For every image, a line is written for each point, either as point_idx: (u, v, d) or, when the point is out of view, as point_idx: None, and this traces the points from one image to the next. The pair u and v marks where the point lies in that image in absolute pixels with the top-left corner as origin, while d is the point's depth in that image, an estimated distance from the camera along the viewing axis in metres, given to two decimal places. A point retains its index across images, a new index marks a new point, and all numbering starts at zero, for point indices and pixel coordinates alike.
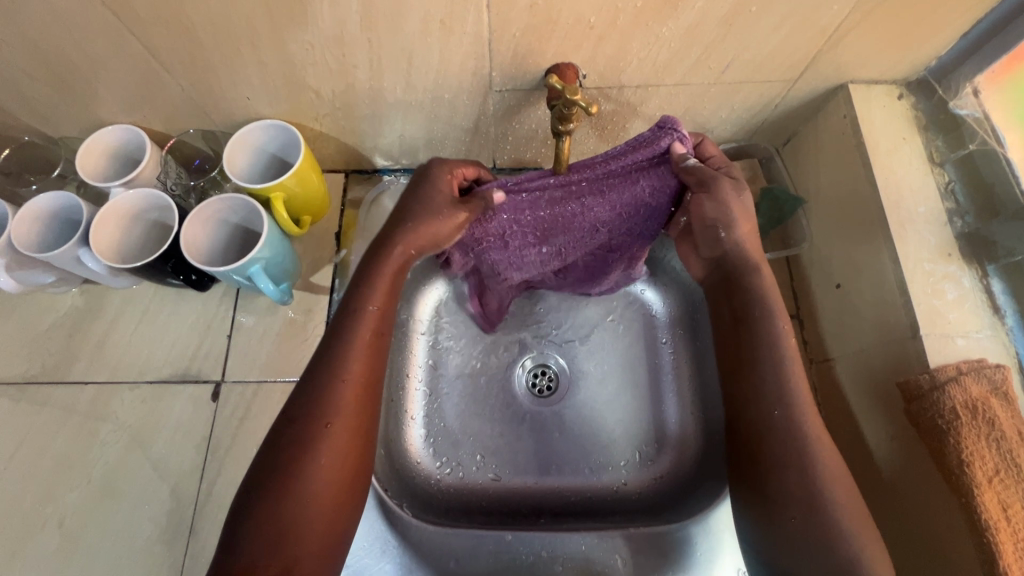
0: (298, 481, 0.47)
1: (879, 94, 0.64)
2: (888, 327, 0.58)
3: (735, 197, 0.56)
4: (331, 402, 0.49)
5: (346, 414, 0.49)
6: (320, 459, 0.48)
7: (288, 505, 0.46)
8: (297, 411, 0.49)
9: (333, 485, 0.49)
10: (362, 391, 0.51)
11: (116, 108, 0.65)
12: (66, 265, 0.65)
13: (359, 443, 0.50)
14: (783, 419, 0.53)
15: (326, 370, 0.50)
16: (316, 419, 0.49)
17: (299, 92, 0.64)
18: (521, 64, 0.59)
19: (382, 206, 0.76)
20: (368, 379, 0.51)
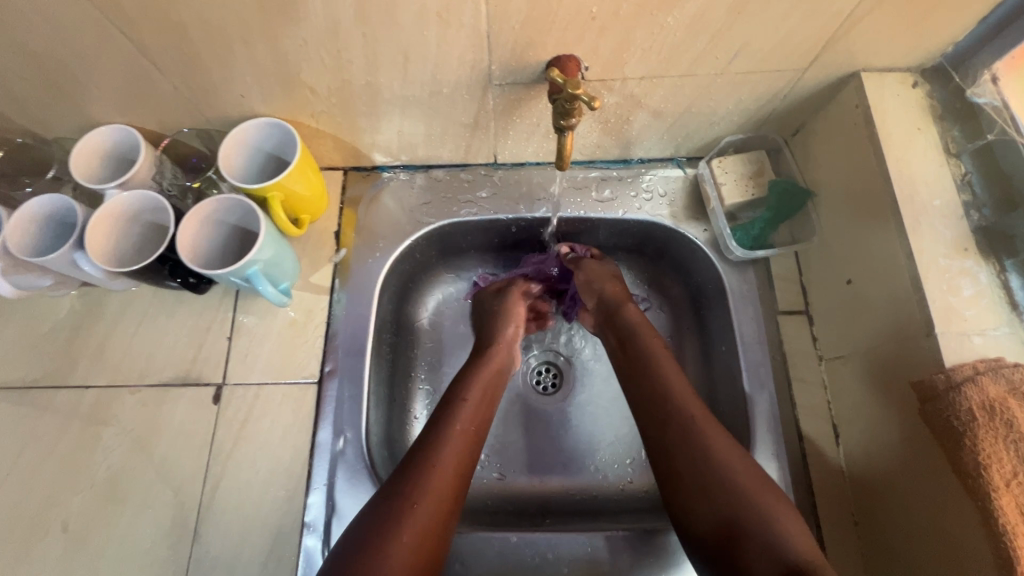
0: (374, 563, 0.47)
1: (893, 82, 0.62)
2: (901, 325, 0.57)
3: (602, 268, 0.74)
4: (421, 481, 0.53)
5: (432, 496, 0.53)
6: (400, 538, 0.49)
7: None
8: (389, 490, 0.53)
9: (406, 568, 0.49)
10: (451, 483, 0.55)
11: (109, 108, 0.64)
12: (62, 268, 0.63)
13: (437, 531, 0.52)
14: (686, 434, 0.55)
15: (443, 424, 0.59)
16: (404, 498, 0.52)
17: (294, 89, 0.62)
18: (521, 57, 0.57)
19: (383, 205, 0.78)
20: (458, 472, 0.56)
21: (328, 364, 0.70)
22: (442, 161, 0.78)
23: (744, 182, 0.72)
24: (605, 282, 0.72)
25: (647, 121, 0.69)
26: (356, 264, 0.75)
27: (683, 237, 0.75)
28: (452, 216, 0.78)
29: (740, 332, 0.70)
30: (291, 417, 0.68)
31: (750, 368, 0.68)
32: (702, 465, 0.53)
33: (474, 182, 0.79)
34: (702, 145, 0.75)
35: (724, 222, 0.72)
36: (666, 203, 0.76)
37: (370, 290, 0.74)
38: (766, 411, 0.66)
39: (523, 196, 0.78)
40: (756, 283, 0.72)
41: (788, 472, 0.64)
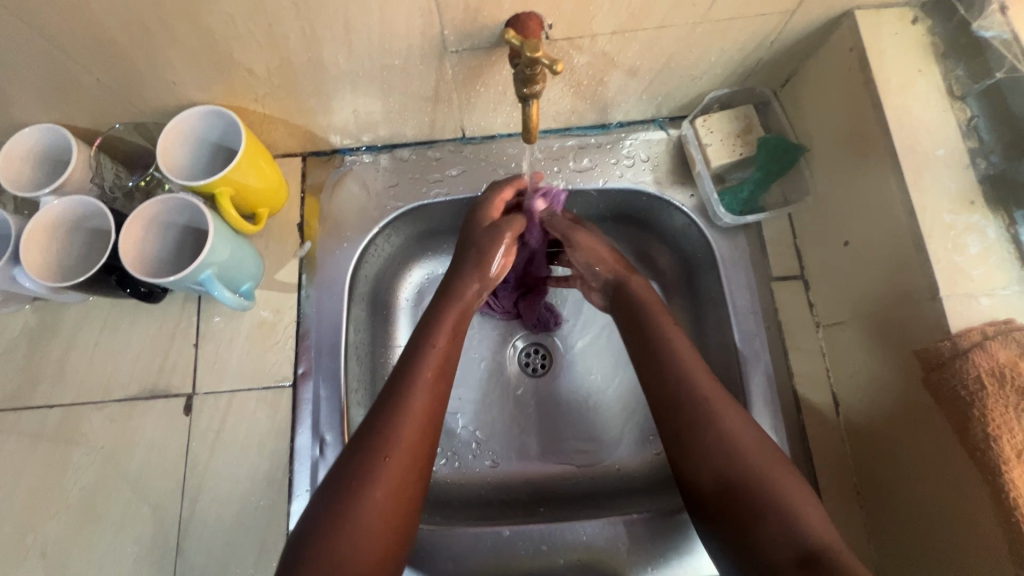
0: (357, 507, 0.47)
1: (890, 19, 0.56)
2: (905, 288, 0.53)
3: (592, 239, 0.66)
4: (394, 426, 0.51)
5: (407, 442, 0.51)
6: (378, 482, 0.48)
7: (346, 521, 0.46)
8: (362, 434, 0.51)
9: (389, 504, 0.49)
10: (421, 426, 0.52)
11: (30, 106, 0.58)
12: (2, 285, 0.60)
13: (416, 472, 0.51)
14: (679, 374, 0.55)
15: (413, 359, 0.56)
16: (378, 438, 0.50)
17: (230, 72, 0.56)
18: (476, 19, 0.51)
19: (347, 191, 0.73)
20: (428, 413, 0.53)
21: (301, 366, 0.67)
22: (406, 139, 0.72)
23: (732, 141, 0.66)
24: (604, 261, 0.65)
25: (623, 80, 0.63)
26: (323, 257, 0.70)
27: (668, 204, 0.71)
28: (421, 198, 0.73)
29: (733, 302, 0.66)
30: (267, 423, 0.65)
31: (745, 339, 0.65)
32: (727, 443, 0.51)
33: (442, 160, 0.73)
34: (685, 104, 0.69)
35: (711, 187, 0.67)
36: (649, 167, 0.71)
37: (341, 284, 0.70)
38: (762, 383, 0.63)
39: (496, 171, 0.72)
40: (747, 248, 0.68)
41: (787, 444, 0.61)
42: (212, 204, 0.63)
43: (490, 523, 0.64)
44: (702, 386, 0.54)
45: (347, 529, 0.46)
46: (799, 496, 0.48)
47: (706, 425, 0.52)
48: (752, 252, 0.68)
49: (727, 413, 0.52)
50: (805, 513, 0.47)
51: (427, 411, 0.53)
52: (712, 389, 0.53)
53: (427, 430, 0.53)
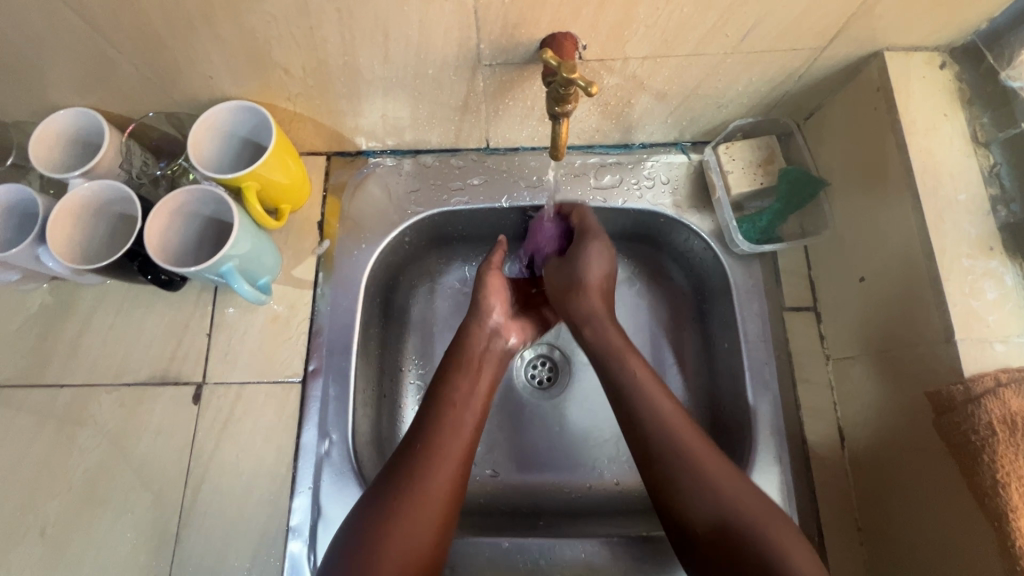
0: (413, 498, 0.52)
1: (919, 62, 0.57)
2: (919, 329, 0.53)
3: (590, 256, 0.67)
4: (451, 424, 0.58)
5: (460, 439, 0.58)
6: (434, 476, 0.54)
7: (404, 505, 0.52)
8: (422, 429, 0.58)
9: (443, 497, 0.54)
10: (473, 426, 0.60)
11: (68, 90, 0.59)
12: (26, 263, 0.61)
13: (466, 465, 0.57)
14: (665, 425, 0.55)
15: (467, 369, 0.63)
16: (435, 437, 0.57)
17: (266, 70, 0.57)
18: (512, 35, 0.52)
19: (368, 193, 0.74)
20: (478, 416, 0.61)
21: (312, 363, 0.67)
22: (430, 145, 0.73)
23: (753, 170, 0.67)
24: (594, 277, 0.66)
25: (649, 103, 0.64)
26: (340, 256, 0.71)
27: (685, 227, 0.71)
28: (441, 205, 0.74)
29: (745, 330, 0.67)
30: (275, 418, 0.65)
31: (754, 367, 0.65)
32: (691, 477, 0.52)
33: (464, 169, 0.74)
34: (709, 130, 0.70)
35: (730, 214, 0.67)
36: (668, 190, 0.72)
37: (356, 284, 0.70)
38: (769, 413, 0.63)
39: (518, 183, 0.73)
40: (762, 277, 0.69)
41: (790, 475, 0.61)
42: (237, 197, 0.64)
43: (489, 534, 0.64)
44: (689, 439, 0.54)
45: (383, 559, 0.49)
46: (783, 532, 0.49)
47: (682, 459, 0.53)
48: (766, 281, 0.69)
49: (708, 458, 0.53)
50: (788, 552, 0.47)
51: (476, 413, 0.61)
52: (685, 424, 0.55)
53: (465, 469, 0.57)
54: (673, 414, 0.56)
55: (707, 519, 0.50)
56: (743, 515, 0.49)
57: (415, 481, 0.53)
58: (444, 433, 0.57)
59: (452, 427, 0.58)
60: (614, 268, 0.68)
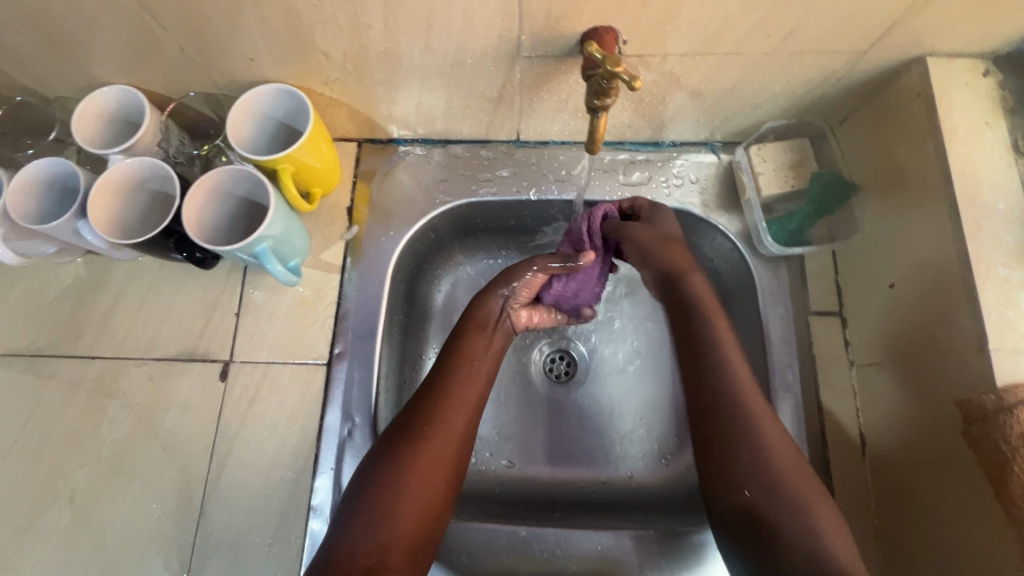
0: (393, 495, 0.51)
1: (961, 69, 0.56)
2: (950, 337, 0.53)
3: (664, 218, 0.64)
4: (438, 419, 0.55)
5: (446, 434, 0.55)
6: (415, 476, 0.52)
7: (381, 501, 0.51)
8: (406, 425, 0.55)
9: (426, 498, 0.52)
10: (466, 421, 0.56)
11: (112, 67, 0.60)
12: (66, 237, 0.62)
13: (455, 460, 0.55)
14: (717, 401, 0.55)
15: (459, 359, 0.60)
16: (417, 434, 0.54)
17: (307, 54, 0.58)
18: (554, 28, 0.52)
19: (397, 180, 0.74)
20: (474, 408, 0.58)
21: (337, 346, 0.68)
22: (461, 136, 0.74)
23: (784, 172, 0.67)
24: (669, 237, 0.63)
25: (684, 101, 0.64)
26: (369, 242, 0.72)
27: (712, 227, 0.71)
28: (469, 195, 0.74)
29: (769, 332, 0.67)
30: (299, 400, 0.66)
31: (777, 370, 0.65)
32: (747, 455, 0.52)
33: (493, 160, 0.74)
34: (741, 130, 0.70)
35: (760, 215, 0.67)
36: (697, 189, 0.72)
37: (383, 270, 0.71)
38: (790, 416, 0.63)
39: (547, 176, 0.73)
40: (789, 280, 0.68)
41: None
42: (271, 179, 0.64)
43: (506, 521, 0.65)
44: (781, 461, 0.51)
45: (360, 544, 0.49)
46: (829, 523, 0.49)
47: (735, 441, 0.53)
48: (793, 284, 0.68)
49: (808, 488, 0.50)
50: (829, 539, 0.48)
51: (470, 406, 0.57)
52: (759, 406, 0.54)
53: (473, 422, 0.57)
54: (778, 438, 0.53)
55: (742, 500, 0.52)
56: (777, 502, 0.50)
57: (428, 428, 0.54)
58: (459, 380, 0.58)
59: (437, 424, 0.55)
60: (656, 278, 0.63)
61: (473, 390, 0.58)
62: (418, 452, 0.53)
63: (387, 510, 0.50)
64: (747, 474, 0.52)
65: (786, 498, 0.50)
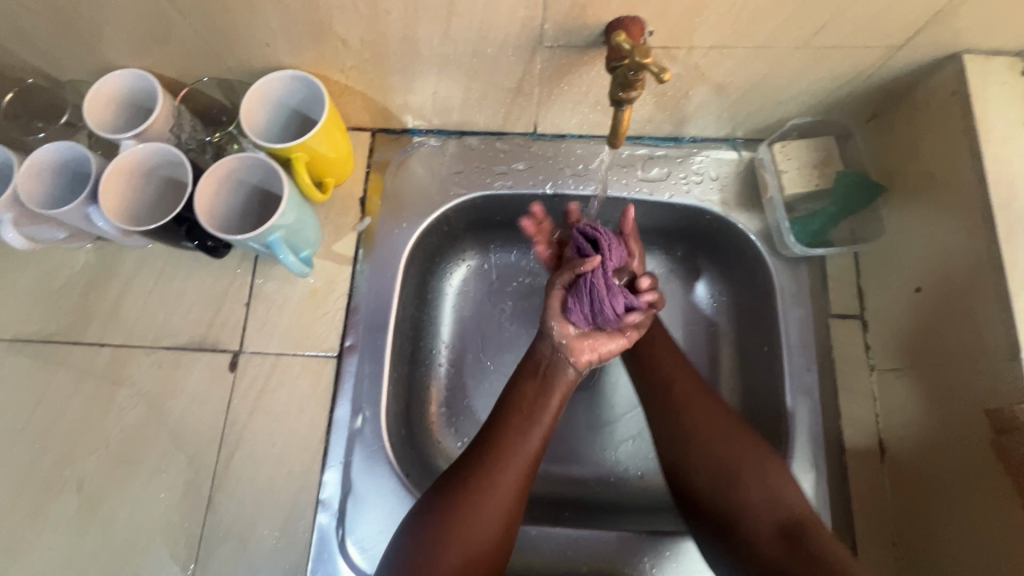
0: (452, 542, 0.52)
1: (998, 68, 0.55)
2: (979, 344, 0.52)
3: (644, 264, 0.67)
4: (498, 468, 0.56)
5: (509, 485, 0.55)
6: (479, 521, 0.54)
7: (444, 549, 0.52)
8: (466, 472, 0.56)
9: (481, 548, 0.53)
10: (526, 469, 0.57)
11: (125, 50, 0.59)
12: (76, 222, 0.61)
13: (515, 507, 0.56)
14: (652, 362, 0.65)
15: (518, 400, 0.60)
16: (477, 484, 0.55)
17: (324, 40, 0.57)
18: (579, 17, 0.51)
19: (411, 172, 0.73)
20: (535, 454, 0.58)
21: (348, 339, 0.67)
22: (476, 127, 0.72)
23: (808, 171, 0.65)
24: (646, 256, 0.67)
25: (707, 96, 0.62)
26: (381, 234, 0.71)
27: (731, 226, 0.70)
28: (484, 189, 0.73)
29: (788, 334, 0.65)
30: (309, 392, 0.66)
31: (795, 373, 0.64)
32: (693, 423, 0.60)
33: (509, 153, 0.73)
34: (764, 127, 0.68)
35: (782, 215, 0.66)
36: (717, 187, 0.70)
37: (395, 262, 0.70)
38: (808, 420, 0.62)
39: (564, 170, 0.72)
40: (809, 282, 0.67)
41: (826, 485, 0.60)
42: (285, 168, 0.63)
43: None
44: (714, 445, 0.59)
45: None
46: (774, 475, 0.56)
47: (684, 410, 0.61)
48: (814, 286, 0.67)
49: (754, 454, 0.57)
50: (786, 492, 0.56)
51: (533, 453, 0.58)
52: (689, 378, 0.63)
53: (532, 468, 0.58)
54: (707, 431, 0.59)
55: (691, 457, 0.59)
56: (726, 462, 0.58)
57: (489, 478, 0.55)
58: (519, 426, 0.58)
59: (498, 472, 0.55)
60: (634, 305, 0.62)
61: (534, 437, 0.58)
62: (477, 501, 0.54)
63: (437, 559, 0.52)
64: (706, 480, 0.58)
65: (736, 464, 0.57)
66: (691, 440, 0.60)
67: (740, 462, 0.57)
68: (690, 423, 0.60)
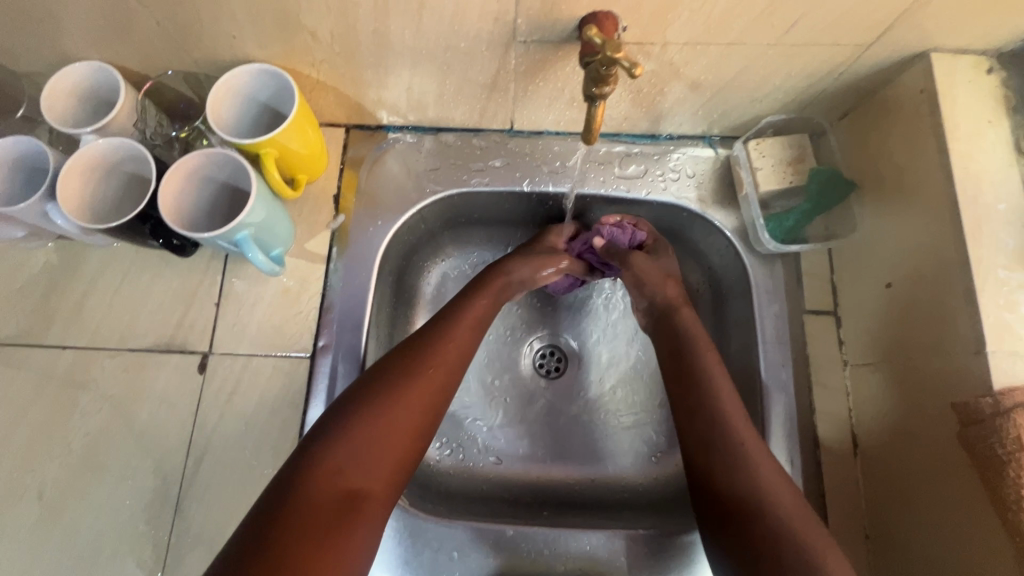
0: (377, 421, 0.49)
1: (966, 66, 0.55)
2: (947, 338, 0.52)
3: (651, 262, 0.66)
4: (436, 350, 0.55)
5: (445, 369, 0.54)
6: (410, 398, 0.51)
7: (365, 424, 0.49)
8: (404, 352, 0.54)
9: (410, 431, 0.50)
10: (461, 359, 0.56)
11: (85, 43, 0.57)
12: (33, 220, 0.59)
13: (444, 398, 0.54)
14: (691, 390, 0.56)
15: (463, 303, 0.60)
16: (414, 362, 0.53)
17: (292, 32, 0.55)
18: (551, 12, 0.50)
19: (387, 168, 0.72)
20: (467, 351, 0.57)
21: (322, 339, 0.66)
22: (453, 123, 0.71)
23: (783, 168, 0.66)
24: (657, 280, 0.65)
25: (682, 93, 0.62)
26: (355, 232, 0.69)
27: (708, 223, 0.70)
28: (461, 185, 0.72)
29: (763, 330, 0.65)
30: (280, 393, 0.64)
31: (771, 369, 0.64)
32: (740, 465, 0.51)
33: (486, 150, 0.72)
34: (740, 125, 0.69)
35: (757, 212, 0.66)
36: (693, 184, 0.70)
37: (370, 260, 0.69)
38: (783, 416, 0.62)
39: (541, 167, 0.71)
40: (785, 278, 0.67)
41: (801, 480, 0.61)
42: (254, 164, 0.62)
43: (493, 519, 0.64)
44: (787, 500, 0.48)
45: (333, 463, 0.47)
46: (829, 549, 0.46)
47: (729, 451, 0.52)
48: (789, 282, 0.67)
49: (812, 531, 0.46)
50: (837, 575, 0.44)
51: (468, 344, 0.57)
52: (740, 418, 0.53)
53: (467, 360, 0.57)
54: (794, 505, 0.48)
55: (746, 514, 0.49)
56: (783, 521, 0.47)
57: (430, 351, 0.55)
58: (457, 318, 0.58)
59: (439, 352, 0.55)
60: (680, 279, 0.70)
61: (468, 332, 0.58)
62: (416, 381, 0.52)
63: (368, 439, 0.48)
64: (759, 527, 0.48)
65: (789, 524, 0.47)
66: (745, 482, 0.50)
67: (789, 521, 0.47)
68: (761, 473, 0.50)
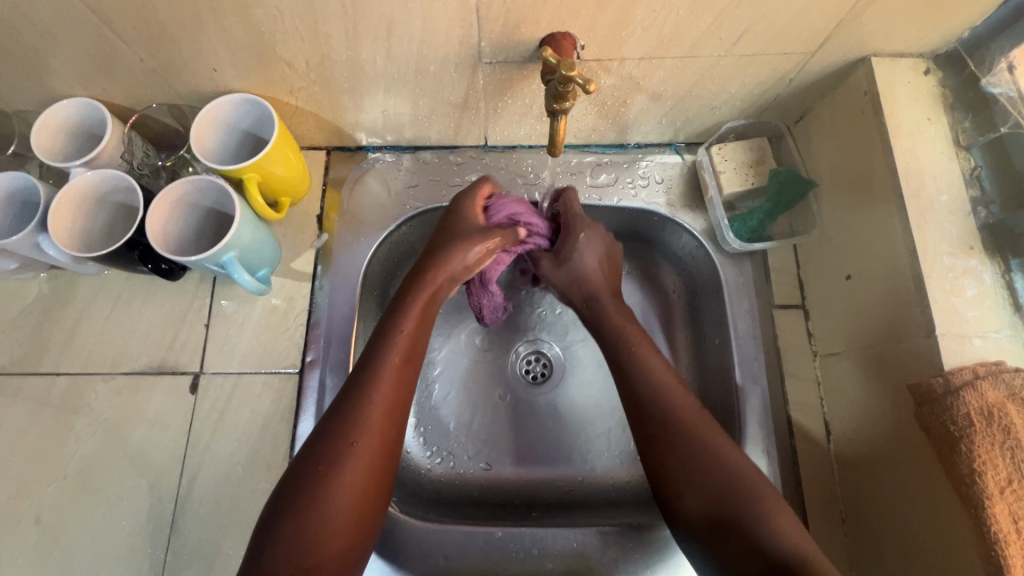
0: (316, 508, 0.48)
1: (904, 68, 0.59)
2: (901, 322, 0.55)
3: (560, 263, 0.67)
4: (361, 419, 0.52)
5: (372, 435, 0.51)
6: (343, 478, 0.49)
7: (306, 515, 0.48)
8: (329, 428, 0.51)
9: (354, 505, 0.50)
10: (388, 417, 0.53)
11: (72, 81, 0.60)
12: (27, 252, 0.61)
13: (384, 460, 0.52)
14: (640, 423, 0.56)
15: (376, 353, 0.55)
16: (341, 440, 0.51)
17: (271, 64, 0.58)
18: (513, 34, 0.53)
19: (367, 188, 0.75)
20: (394, 405, 0.54)
21: (310, 354, 0.68)
22: (430, 142, 0.74)
23: (745, 171, 0.69)
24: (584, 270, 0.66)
25: (645, 104, 0.66)
26: (339, 251, 0.72)
27: (677, 226, 0.73)
28: (439, 201, 0.74)
29: (734, 326, 0.68)
30: (271, 409, 0.66)
31: (744, 362, 0.66)
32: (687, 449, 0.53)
33: (463, 165, 0.75)
34: (703, 131, 0.72)
35: (722, 213, 0.69)
36: (662, 190, 0.73)
37: (354, 277, 0.71)
38: (758, 407, 0.65)
39: (516, 179, 0.74)
40: (753, 275, 0.70)
41: (777, 467, 0.63)
42: (238, 189, 0.64)
43: (481, 522, 0.65)
44: (742, 469, 0.52)
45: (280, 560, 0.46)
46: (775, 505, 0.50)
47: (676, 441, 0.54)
48: (757, 279, 0.70)
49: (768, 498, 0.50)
50: (778, 528, 0.48)
51: (393, 398, 0.54)
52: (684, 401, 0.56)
53: (398, 412, 0.54)
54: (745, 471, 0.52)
55: (695, 494, 0.52)
56: (733, 489, 0.51)
57: (352, 420, 0.52)
58: (375, 376, 0.54)
59: (360, 422, 0.51)
60: (610, 254, 0.67)
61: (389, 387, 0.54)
62: (343, 461, 0.50)
63: (309, 531, 0.47)
64: (706, 504, 0.51)
65: (739, 491, 0.50)
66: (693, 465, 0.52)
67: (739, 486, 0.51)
68: (709, 446, 0.53)
